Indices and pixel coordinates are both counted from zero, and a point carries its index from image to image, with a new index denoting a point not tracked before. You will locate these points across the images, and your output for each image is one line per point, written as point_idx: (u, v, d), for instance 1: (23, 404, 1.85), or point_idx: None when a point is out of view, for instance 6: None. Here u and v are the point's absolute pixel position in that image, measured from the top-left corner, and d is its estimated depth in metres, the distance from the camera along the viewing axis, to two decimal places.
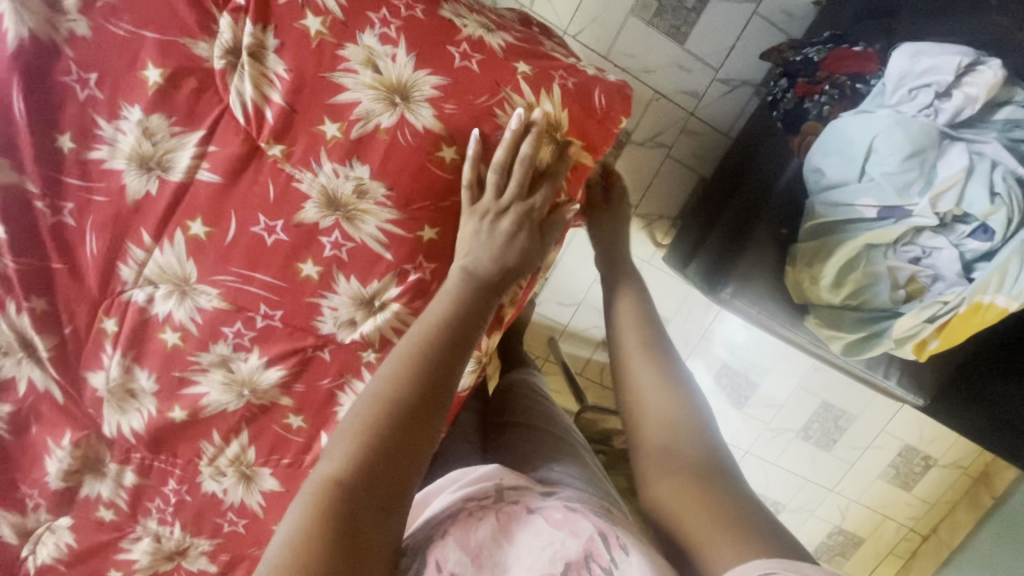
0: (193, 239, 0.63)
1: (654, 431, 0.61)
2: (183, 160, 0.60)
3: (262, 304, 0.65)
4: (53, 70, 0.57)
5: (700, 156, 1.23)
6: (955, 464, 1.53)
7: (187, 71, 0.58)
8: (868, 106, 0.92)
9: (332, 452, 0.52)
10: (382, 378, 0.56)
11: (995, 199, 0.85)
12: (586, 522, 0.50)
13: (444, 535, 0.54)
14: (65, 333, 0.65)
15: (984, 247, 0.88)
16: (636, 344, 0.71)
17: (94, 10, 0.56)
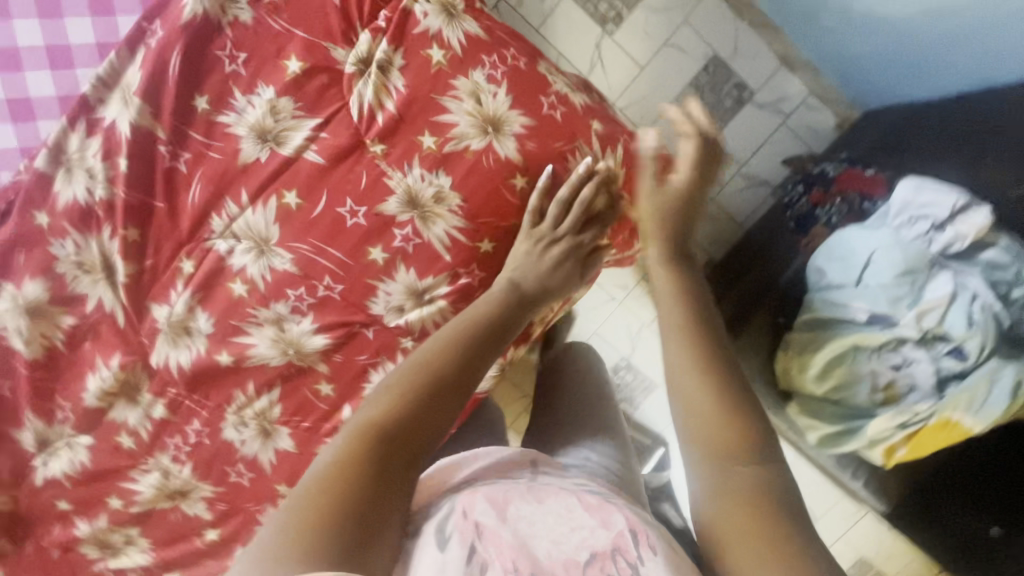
0: (284, 207, 0.71)
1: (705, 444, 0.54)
2: (296, 138, 0.70)
3: (327, 277, 0.72)
4: (212, 43, 0.67)
5: (714, 241, 1.31)
6: None
7: (322, 68, 0.68)
8: (872, 223, 1.05)
9: (375, 401, 0.58)
10: (425, 350, 0.63)
11: (971, 326, 0.94)
12: (617, 517, 0.55)
13: (473, 488, 0.56)
14: (145, 264, 0.72)
15: (958, 367, 0.96)
16: (681, 323, 0.61)
17: (260, 5, 0.67)
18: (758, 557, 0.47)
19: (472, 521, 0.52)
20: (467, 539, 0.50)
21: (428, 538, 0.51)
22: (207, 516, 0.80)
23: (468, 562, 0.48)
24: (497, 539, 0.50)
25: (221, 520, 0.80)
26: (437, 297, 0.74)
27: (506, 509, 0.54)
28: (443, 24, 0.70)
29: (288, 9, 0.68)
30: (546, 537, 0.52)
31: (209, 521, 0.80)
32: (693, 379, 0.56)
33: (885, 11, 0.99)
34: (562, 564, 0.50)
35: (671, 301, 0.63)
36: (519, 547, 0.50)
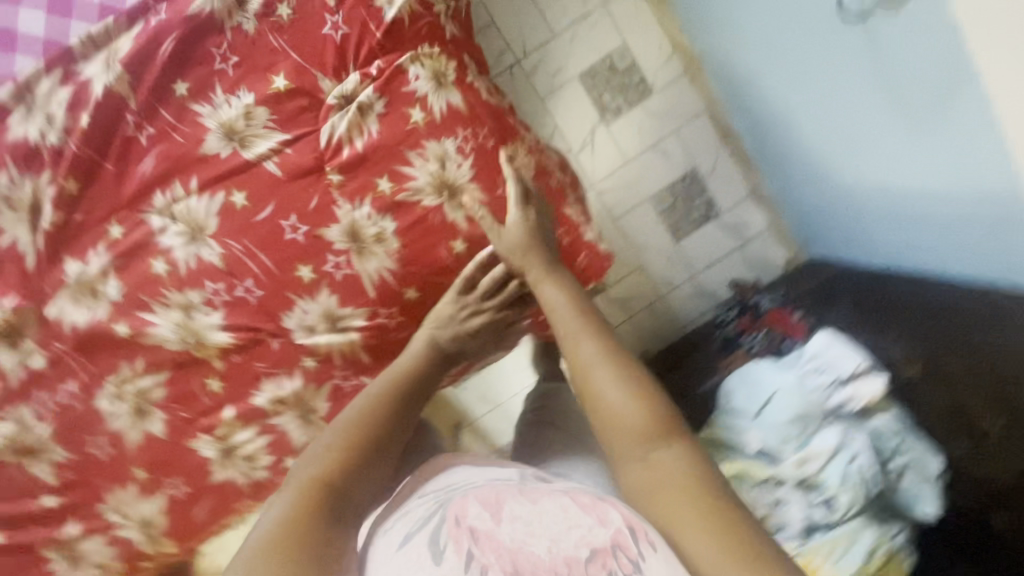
0: (229, 204, 0.73)
1: (626, 417, 0.56)
2: (261, 146, 0.73)
3: (250, 281, 0.74)
4: (209, 39, 0.71)
5: (654, 335, 1.43)
6: None
7: (306, 92, 0.73)
8: (787, 361, 1.11)
9: (314, 459, 0.61)
10: (356, 405, 0.67)
11: (846, 481, 0.97)
12: (615, 513, 0.48)
13: (464, 495, 0.54)
14: (72, 217, 0.72)
15: (826, 518, 0.98)
16: (585, 328, 0.66)
17: (265, 20, 0.71)
18: (690, 523, 0.46)
19: (463, 527, 0.49)
20: (461, 547, 0.47)
21: (423, 552, 0.49)
22: (50, 481, 0.77)
23: (465, 568, 0.45)
24: (493, 541, 0.47)
25: (63, 489, 0.78)
26: (350, 328, 0.77)
27: (501, 510, 0.50)
28: (429, 90, 0.75)
29: (289, 31, 0.72)
30: (545, 534, 0.47)
31: (51, 488, 0.77)
32: (603, 376, 0.60)
33: (832, 175, 1.15)
34: (563, 564, 0.45)
35: (563, 312, 0.69)
36: (516, 549, 0.46)
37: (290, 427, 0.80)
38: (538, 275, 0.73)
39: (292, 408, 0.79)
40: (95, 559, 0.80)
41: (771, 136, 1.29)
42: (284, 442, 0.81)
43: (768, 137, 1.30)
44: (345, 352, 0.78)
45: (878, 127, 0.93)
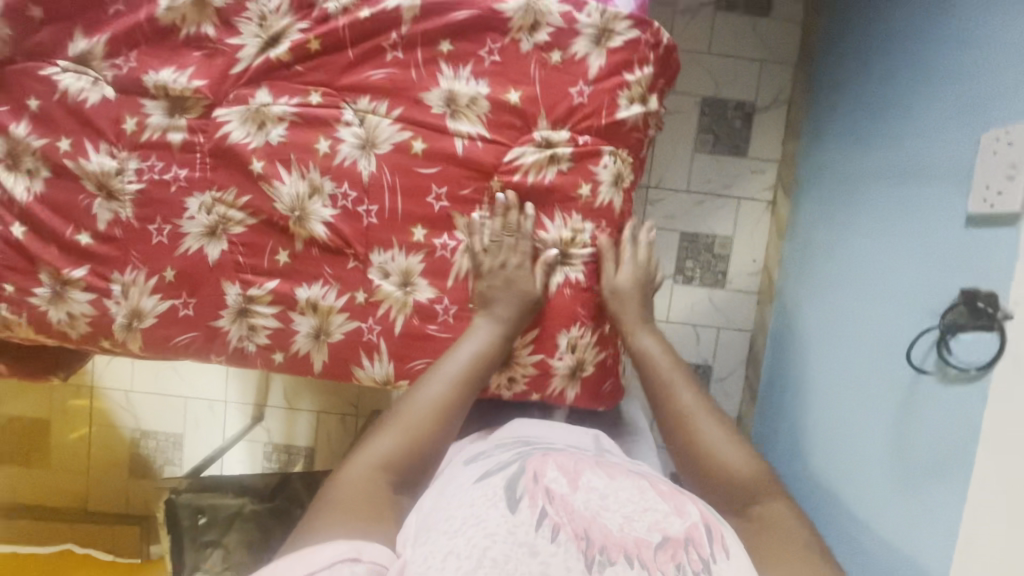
0: (408, 145, 0.82)
1: (721, 474, 0.76)
2: (463, 126, 0.83)
3: (374, 207, 0.82)
4: (492, 33, 0.82)
5: None
6: None
7: (525, 117, 0.84)
8: None
9: (387, 431, 0.76)
10: (431, 385, 0.79)
11: None
12: (691, 508, 0.59)
13: (545, 455, 0.63)
14: (294, 65, 0.81)
15: None
16: (684, 379, 0.85)
17: (539, 50, 0.83)
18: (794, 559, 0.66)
19: (540, 485, 0.59)
20: (535, 501, 0.57)
21: (499, 492, 0.59)
22: (100, 224, 0.81)
23: (537, 525, 0.54)
24: (565, 506, 0.56)
25: (102, 238, 0.81)
26: (413, 297, 0.84)
27: (578, 479, 0.59)
28: (606, 183, 0.86)
29: (549, 71, 0.84)
30: (619, 513, 0.56)
31: (95, 228, 0.81)
32: (705, 425, 0.81)
33: (810, 448, 1.29)
34: (633, 541, 0.54)
35: (668, 361, 0.87)
36: (588, 519, 0.55)
37: (302, 331, 0.84)
38: (631, 326, 0.88)
39: (316, 317, 0.83)
40: (69, 309, 0.82)
41: (784, 386, 1.43)
42: (287, 339, 0.84)
43: (778, 385, 1.45)
44: (391, 310, 0.83)
45: (868, 451, 1.10)
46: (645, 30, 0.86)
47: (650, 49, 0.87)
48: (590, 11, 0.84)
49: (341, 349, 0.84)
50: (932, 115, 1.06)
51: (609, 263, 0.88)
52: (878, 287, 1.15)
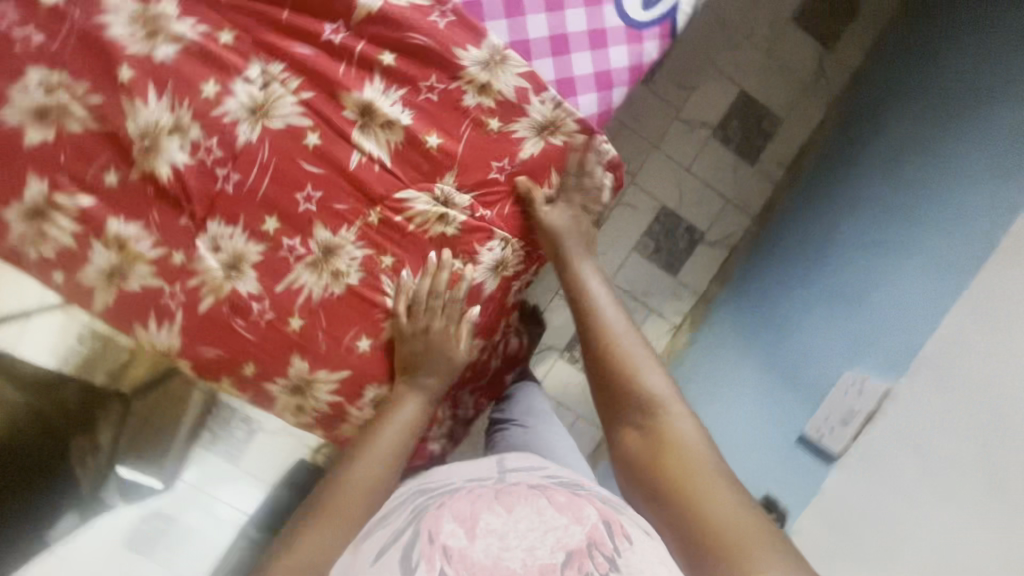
0: (302, 133, 0.75)
1: (631, 396, 0.68)
2: (368, 143, 0.77)
3: (235, 178, 0.75)
4: (440, 68, 0.76)
5: None
6: None
7: (434, 165, 0.78)
8: None
9: (314, 518, 0.70)
10: (361, 461, 0.76)
11: None
12: (587, 513, 0.66)
13: (439, 511, 0.67)
14: None
15: None
16: (608, 301, 0.79)
17: (480, 111, 0.79)
18: (704, 476, 0.60)
19: (437, 545, 0.61)
20: (433, 565, 0.59)
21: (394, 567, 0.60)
22: None
23: None
24: (466, 562, 0.59)
25: None
26: (234, 283, 0.77)
27: (474, 529, 0.63)
28: (485, 264, 0.83)
29: (480, 134, 0.79)
30: (519, 547, 0.60)
31: None
32: (618, 344, 0.72)
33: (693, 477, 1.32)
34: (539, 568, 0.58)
35: (602, 290, 0.81)
36: (494, 563, 0.59)
37: (98, 263, 0.75)
38: (572, 255, 0.84)
39: (120, 256, 0.75)
40: None
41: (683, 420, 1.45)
42: (78, 264, 0.75)
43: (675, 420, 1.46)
44: (205, 285, 0.77)
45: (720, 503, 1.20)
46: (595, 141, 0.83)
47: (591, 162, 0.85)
48: (547, 99, 0.80)
49: (135, 299, 0.76)
50: (835, 304, 1.13)
51: (564, 200, 0.85)
52: (761, 386, 1.21)
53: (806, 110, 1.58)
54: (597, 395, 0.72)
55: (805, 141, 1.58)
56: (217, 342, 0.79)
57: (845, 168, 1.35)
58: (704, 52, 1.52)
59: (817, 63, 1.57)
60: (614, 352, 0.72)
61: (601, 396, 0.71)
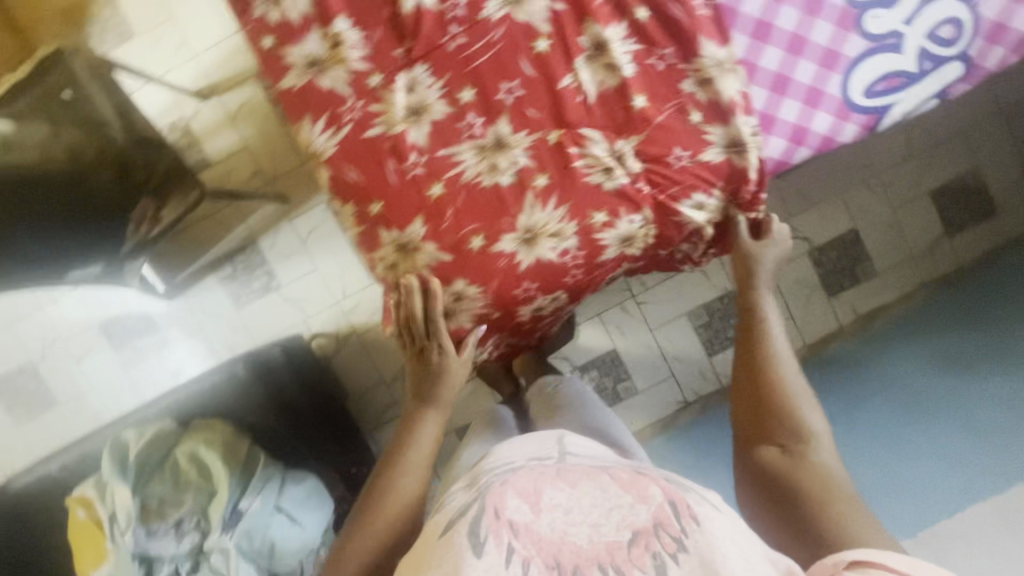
0: (538, 33, 0.79)
1: (784, 418, 0.75)
2: (584, 73, 0.81)
3: (460, 41, 0.79)
4: (680, 45, 0.81)
5: (363, 377, 1.88)
6: (26, 416, 1.90)
7: (628, 120, 0.82)
8: (292, 517, 1.30)
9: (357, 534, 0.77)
10: (392, 475, 0.82)
11: (186, 556, 1.23)
12: (651, 488, 0.66)
13: (501, 485, 0.67)
14: None
15: (151, 548, 1.22)
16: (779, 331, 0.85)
17: (690, 98, 0.83)
18: (849, 510, 0.66)
19: (503, 521, 0.63)
20: (502, 540, 0.61)
21: (463, 540, 0.62)
22: None
23: (509, 561, 0.60)
24: (534, 535, 0.62)
25: None
26: (407, 128, 0.80)
27: (540, 503, 0.65)
28: (618, 232, 0.85)
29: (679, 120, 0.83)
30: (585, 522, 0.63)
31: None
32: (784, 370, 0.80)
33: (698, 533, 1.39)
34: (605, 546, 0.61)
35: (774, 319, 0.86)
36: (558, 541, 0.62)
37: (307, 48, 0.79)
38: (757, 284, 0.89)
39: (328, 51, 0.79)
40: None
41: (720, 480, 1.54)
42: (291, 40, 0.79)
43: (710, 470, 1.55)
44: (382, 115, 0.80)
45: None
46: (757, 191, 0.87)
47: (745, 202, 0.88)
48: (751, 123, 0.83)
49: (317, 95, 0.80)
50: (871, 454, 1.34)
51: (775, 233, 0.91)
52: None
53: (903, 277, 1.61)
54: (744, 407, 0.79)
55: (896, 300, 1.59)
56: (363, 169, 0.81)
57: (907, 329, 1.50)
58: (838, 179, 1.60)
59: (931, 240, 1.62)
60: (774, 383, 0.78)
61: (749, 414, 0.78)
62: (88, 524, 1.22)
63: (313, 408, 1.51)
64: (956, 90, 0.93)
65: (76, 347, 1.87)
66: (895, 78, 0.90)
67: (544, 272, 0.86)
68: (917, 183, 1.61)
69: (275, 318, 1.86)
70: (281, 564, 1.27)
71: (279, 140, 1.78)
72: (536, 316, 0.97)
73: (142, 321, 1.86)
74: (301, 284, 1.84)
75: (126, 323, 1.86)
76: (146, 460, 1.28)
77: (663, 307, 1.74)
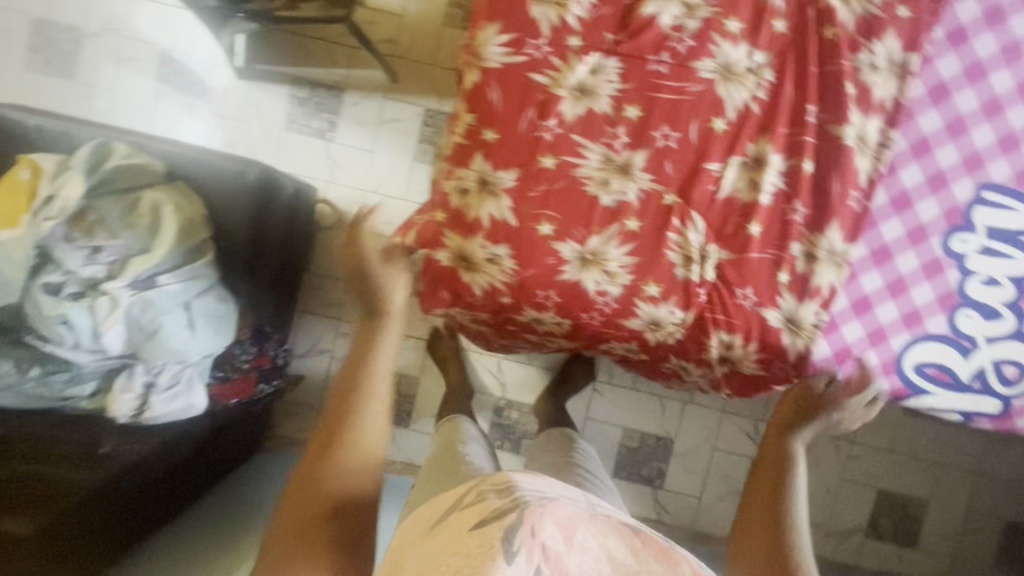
0: (723, 114, 0.82)
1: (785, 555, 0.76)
2: (730, 172, 0.83)
3: (662, 68, 0.81)
4: (815, 213, 0.84)
5: (332, 264, 1.84)
6: (40, 66, 1.83)
7: (732, 235, 0.84)
8: (181, 323, 1.21)
9: (329, 483, 0.81)
10: (355, 418, 0.87)
11: (75, 275, 1.16)
12: (678, 565, 0.65)
13: (538, 510, 0.65)
14: (809, 21, 0.82)
15: (56, 252, 1.15)
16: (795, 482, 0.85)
17: (791, 259, 0.84)
18: None
19: (536, 541, 0.62)
20: (532, 559, 0.61)
21: (496, 544, 0.62)
22: None
23: None
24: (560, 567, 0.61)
25: None
26: (566, 97, 0.81)
27: (573, 537, 0.64)
28: (654, 312, 0.86)
29: (769, 268, 0.84)
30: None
31: None
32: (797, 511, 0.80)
33: None
34: None
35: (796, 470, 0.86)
36: None
37: None
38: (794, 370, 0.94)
39: None
40: None
41: None
42: None
43: None
44: (556, 71, 0.80)
45: None
46: (788, 368, 0.90)
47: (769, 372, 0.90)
48: (818, 315, 0.86)
49: (520, 12, 0.80)
50: None
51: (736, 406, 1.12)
52: None
53: None
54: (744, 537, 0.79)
55: None
56: (506, 98, 0.81)
57: None
58: None
59: (851, 528, 1.67)
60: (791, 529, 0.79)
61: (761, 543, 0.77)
62: (21, 185, 1.17)
63: (274, 260, 1.48)
64: (979, 423, 0.96)
65: (128, 50, 1.82)
66: (945, 374, 0.92)
67: (576, 296, 0.85)
68: (874, 474, 1.66)
69: (303, 162, 1.83)
70: (151, 350, 1.20)
71: (430, 32, 1.79)
72: (531, 327, 0.96)
73: (199, 75, 1.82)
74: (349, 153, 1.82)
75: (185, 66, 1.81)
76: (109, 180, 1.21)
77: (612, 410, 1.74)
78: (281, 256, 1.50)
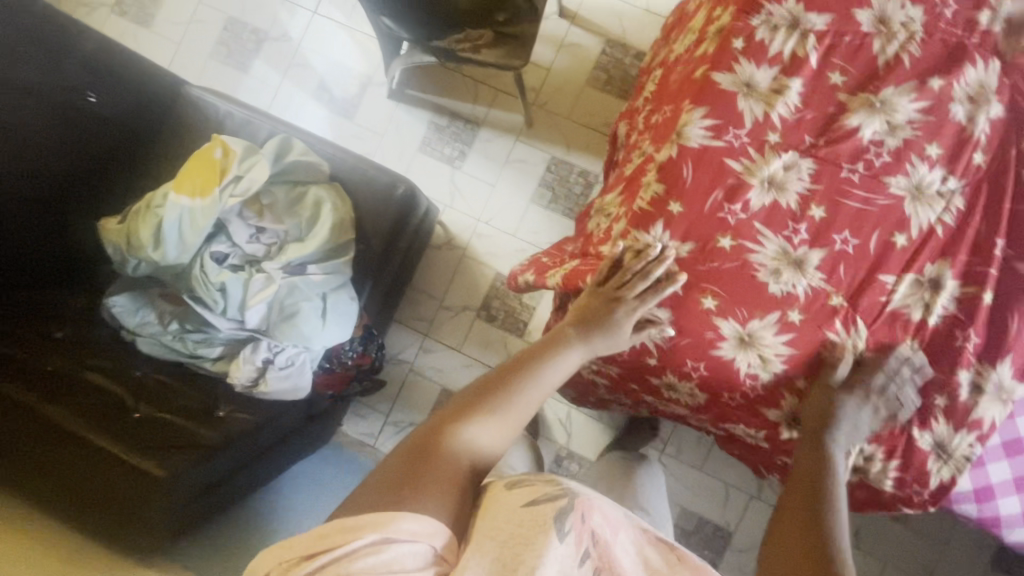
0: (908, 231, 0.84)
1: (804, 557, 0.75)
2: (904, 287, 0.84)
3: (853, 177, 0.84)
4: (984, 343, 0.84)
5: (433, 281, 1.92)
6: (224, 58, 2.05)
7: (895, 348, 0.84)
8: (313, 316, 1.29)
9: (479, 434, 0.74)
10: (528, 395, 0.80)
11: (238, 249, 1.29)
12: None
13: (584, 496, 0.69)
14: (1005, 161, 0.85)
15: (230, 226, 1.29)
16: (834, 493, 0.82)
17: (951, 383, 0.84)
18: None
19: (585, 527, 0.66)
20: (581, 541, 0.65)
21: (550, 518, 0.64)
22: None
23: (580, 561, 0.64)
24: (604, 554, 0.66)
25: None
26: (755, 186, 0.85)
27: (614, 532, 0.68)
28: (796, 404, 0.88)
29: (927, 388, 0.84)
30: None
31: None
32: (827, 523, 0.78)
33: None
34: None
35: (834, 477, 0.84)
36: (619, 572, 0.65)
37: (758, 73, 0.86)
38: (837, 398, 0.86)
39: (764, 88, 0.86)
40: None
41: None
42: (752, 56, 0.87)
43: None
44: (751, 161, 0.85)
45: None
46: (925, 494, 0.87)
47: (903, 493, 0.88)
48: (971, 447, 0.84)
49: (727, 104, 0.86)
50: None
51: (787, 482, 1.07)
52: None
53: None
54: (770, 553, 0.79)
55: None
56: (698, 177, 0.86)
57: None
58: (901, 552, 1.54)
59: None
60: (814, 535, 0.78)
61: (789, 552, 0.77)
62: (213, 163, 1.26)
63: (394, 270, 1.55)
64: None
65: (300, 57, 2.02)
66: None
67: (724, 374, 0.88)
68: None
69: (428, 183, 1.95)
70: (282, 333, 1.28)
71: (572, 89, 1.91)
72: (662, 391, 0.99)
73: (355, 90, 1.99)
74: (472, 183, 1.93)
75: (344, 80, 2.00)
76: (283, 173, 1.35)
77: (677, 487, 1.69)
78: (399, 267, 1.58)
